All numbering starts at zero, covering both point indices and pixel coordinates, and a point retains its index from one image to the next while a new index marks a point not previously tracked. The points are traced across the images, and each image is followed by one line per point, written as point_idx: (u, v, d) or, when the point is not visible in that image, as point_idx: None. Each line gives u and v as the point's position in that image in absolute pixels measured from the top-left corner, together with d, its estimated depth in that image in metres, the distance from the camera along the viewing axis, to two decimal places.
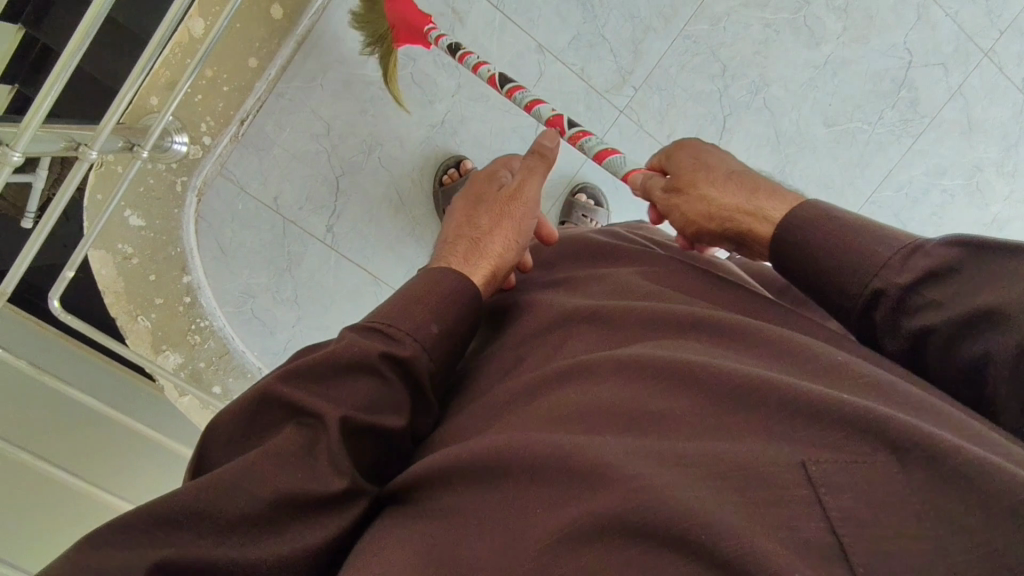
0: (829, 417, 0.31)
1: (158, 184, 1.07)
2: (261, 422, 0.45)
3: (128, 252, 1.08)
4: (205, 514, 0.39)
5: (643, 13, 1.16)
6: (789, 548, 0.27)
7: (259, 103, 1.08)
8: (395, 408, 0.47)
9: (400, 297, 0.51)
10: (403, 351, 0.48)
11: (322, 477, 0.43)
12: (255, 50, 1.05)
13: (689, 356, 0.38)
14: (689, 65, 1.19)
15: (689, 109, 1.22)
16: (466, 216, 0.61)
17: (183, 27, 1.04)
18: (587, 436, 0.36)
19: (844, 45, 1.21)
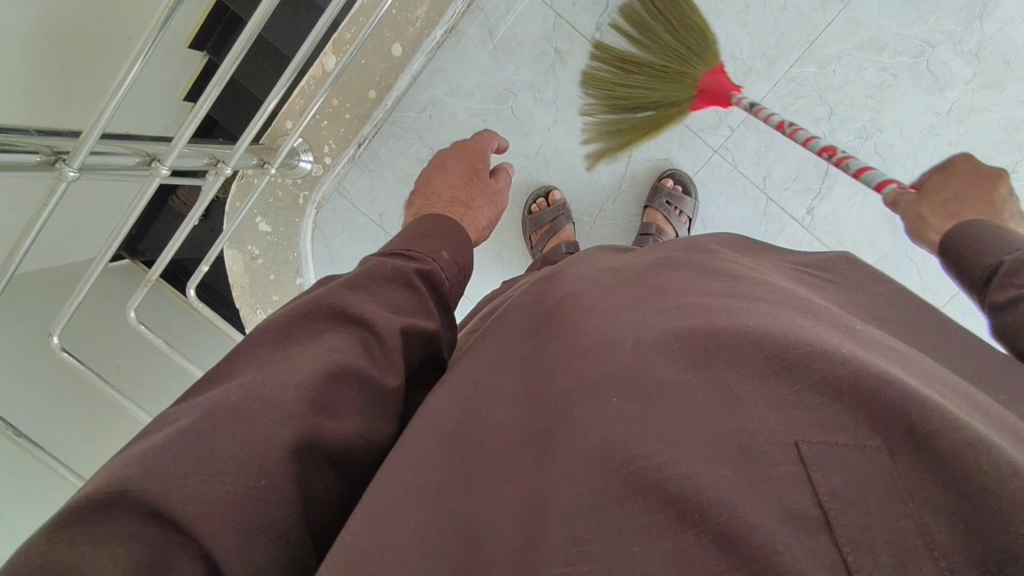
0: (841, 401, 0.31)
1: (285, 196, 1.24)
2: (306, 327, 0.49)
3: (255, 253, 1.27)
4: (290, 387, 0.43)
5: (747, 53, 1.15)
6: (776, 518, 0.27)
7: (376, 129, 1.23)
8: (428, 314, 0.56)
9: (404, 243, 0.62)
10: (425, 266, 0.59)
11: (378, 366, 0.49)
12: (376, 83, 1.16)
13: (710, 326, 0.39)
14: (791, 108, 1.17)
15: (790, 152, 1.20)
16: (461, 180, 0.87)
17: (318, 62, 1.14)
18: (595, 404, 0.37)
19: (973, 92, 1.12)
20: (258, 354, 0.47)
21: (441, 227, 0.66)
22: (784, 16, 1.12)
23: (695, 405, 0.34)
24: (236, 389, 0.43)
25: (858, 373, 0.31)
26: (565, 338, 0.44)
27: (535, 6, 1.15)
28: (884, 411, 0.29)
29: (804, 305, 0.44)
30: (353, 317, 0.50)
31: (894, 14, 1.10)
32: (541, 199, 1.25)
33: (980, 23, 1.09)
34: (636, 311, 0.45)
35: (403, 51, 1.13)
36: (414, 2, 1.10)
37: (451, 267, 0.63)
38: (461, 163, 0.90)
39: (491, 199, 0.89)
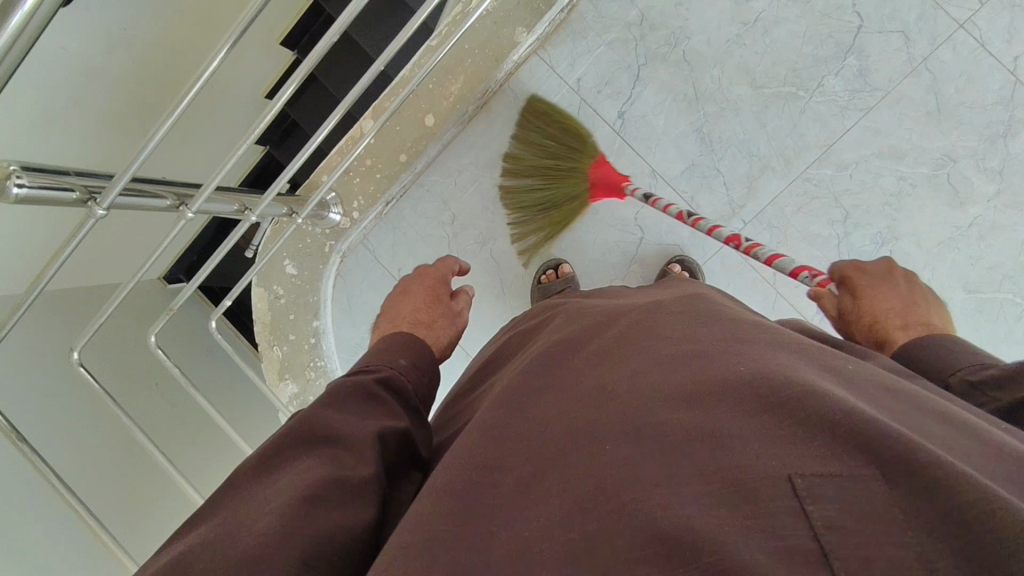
0: (826, 435, 0.32)
1: (313, 243, 1.30)
2: (284, 457, 0.53)
3: (279, 293, 1.33)
4: (267, 510, 0.47)
5: (763, 153, 1.20)
6: (774, 555, 0.28)
7: (404, 190, 1.29)
8: (397, 416, 0.61)
9: (366, 362, 0.68)
10: (382, 373, 0.64)
11: (353, 467, 0.52)
12: (407, 148, 1.22)
13: (697, 378, 0.41)
14: (807, 207, 1.20)
15: (802, 250, 1.22)
16: (423, 301, 0.89)
17: (359, 125, 1.20)
18: (594, 453, 0.38)
19: (995, 208, 1.15)
20: (248, 491, 0.51)
21: (394, 340, 0.72)
22: (803, 118, 1.17)
23: (690, 448, 0.35)
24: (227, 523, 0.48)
25: (842, 414, 0.33)
26: (559, 395, 0.46)
27: (562, 91, 1.22)
28: (865, 439, 0.31)
29: (793, 344, 0.46)
30: (322, 433, 0.55)
31: (914, 126, 1.14)
32: (551, 270, 1.25)
33: (1004, 142, 1.12)
34: (629, 361, 0.46)
35: (435, 121, 1.20)
36: (449, 79, 1.17)
37: (411, 370, 0.68)
38: (425, 287, 0.92)
39: (452, 320, 0.90)
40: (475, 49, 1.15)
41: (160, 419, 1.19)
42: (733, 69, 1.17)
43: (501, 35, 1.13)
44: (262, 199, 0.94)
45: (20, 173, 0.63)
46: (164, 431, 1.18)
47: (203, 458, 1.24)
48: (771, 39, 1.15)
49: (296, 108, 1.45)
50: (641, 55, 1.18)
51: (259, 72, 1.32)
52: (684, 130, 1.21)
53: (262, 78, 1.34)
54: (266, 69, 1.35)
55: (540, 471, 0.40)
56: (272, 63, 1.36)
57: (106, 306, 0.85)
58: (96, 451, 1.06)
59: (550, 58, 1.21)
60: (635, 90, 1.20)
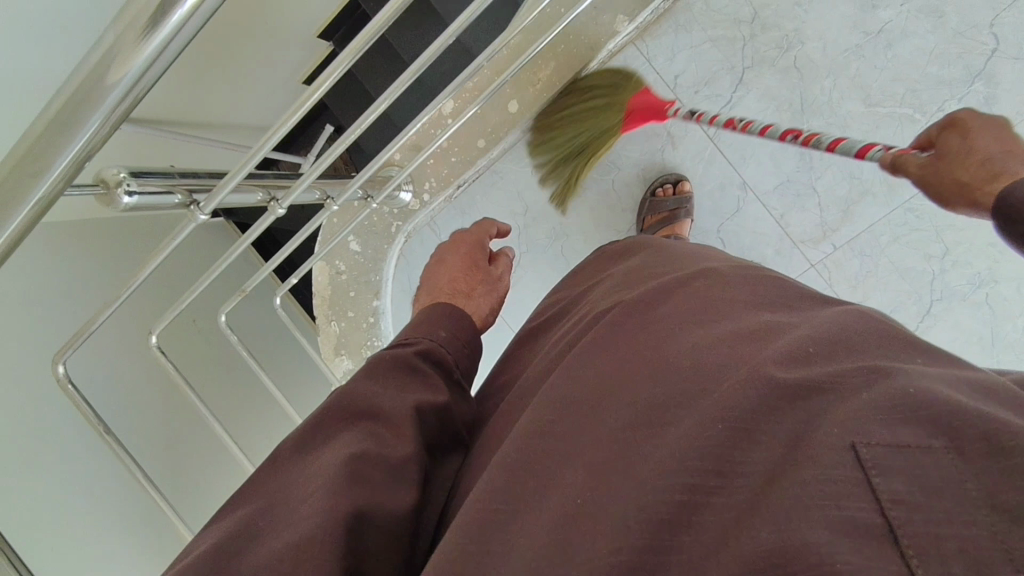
0: (900, 407, 0.32)
1: (380, 223, 1.32)
2: (321, 433, 0.53)
3: (341, 269, 1.36)
4: (307, 495, 0.47)
5: (866, 177, 1.16)
6: (835, 528, 0.29)
7: (477, 174, 1.29)
8: (438, 388, 0.59)
9: (404, 333, 0.65)
10: (422, 345, 0.61)
11: (393, 446, 0.51)
12: (485, 134, 1.23)
13: (751, 358, 0.40)
14: (904, 238, 1.16)
15: (892, 282, 1.18)
16: (464, 268, 0.88)
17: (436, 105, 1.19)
18: (649, 440, 0.38)
19: None
20: (289, 468, 0.51)
21: (437, 307, 0.68)
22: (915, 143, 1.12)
23: (749, 436, 0.35)
24: (260, 511, 0.48)
25: (911, 392, 0.32)
26: (608, 369, 0.46)
27: (658, 85, 1.20)
28: (937, 415, 0.31)
29: (858, 316, 0.43)
30: (361, 410, 0.54)
31: None
32: (668, 185, 1.22)
33: None
34: (687, 336, 0.46)
35: (518, 108, 1.19)
36: (539, 65, 1.16)
37: (453, 341, 0.64)
38: (461, 256, 0.90)
39: (492, 286, 0.88)
40: (574, 37, 1.13)
41: (221, 395, 1.21)
42: (847, 82, 1.12)
43: (599, 23, 1.11)
44: (349, 185, 0.94)
45: (131, 180, 0.60)
46: (221, 406, 1.20)
47: (255, 435, 1.27)
48: (894, 53, 1.09)
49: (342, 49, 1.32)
50: (747, 57, 1.15)
51: (307, 16, 1.20)
52: (782, 143, 1.17)
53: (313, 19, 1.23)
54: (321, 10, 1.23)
55: (592, 449, 0.40)
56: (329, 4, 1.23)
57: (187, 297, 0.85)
58: (158, 424, 1.08)
59: (648, 50, 1.19)
60: (736, 94, 1.16)
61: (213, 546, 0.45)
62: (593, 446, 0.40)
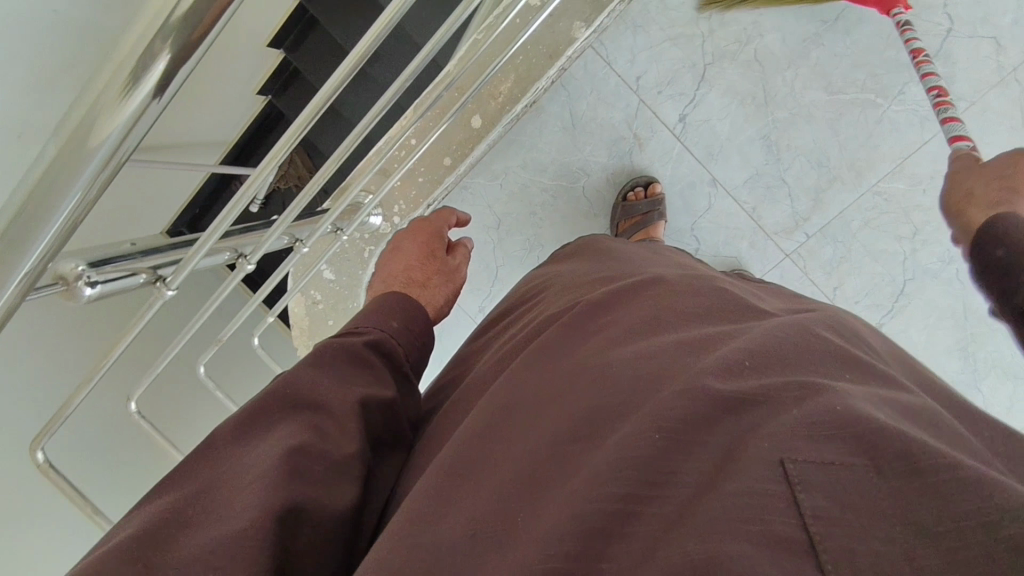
0: (829, 429, 0.33)
1: (353, 249, 1.31)
2: (262, 421, 0.52)
3: (317, 299, 1.37)
4: (243, 485, 0.46)
5: (834, 162, 1.16)
6: (758, 544, 0.29)
7: (446, 192, 1.29)
8: (384, 382, 0.60)
9: (355, 323, 0.65)
10: (372, 335, 0.62)
11: (336, 441, 0.51)
12: (452, 151, 1.23)
13: (700, 366, 0.41)
14: (875, 222, 1.18)
15: (866, 265, 1.20)
16: (418, 258, 0.86)
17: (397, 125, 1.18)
18: (590, 440, 0.39)
19: None
20: (223, 452, 0.50)
21: (393, 296, 0.69)
22: (879, 128, 1.13)
23: (682, 437, 0.36)
24: (192, 493, 0.46)
25: (835, 406, 0.35)
26: (560, 375, 0.47)
27: (620, 89, 1.20)
28: (865, 434, 0.33)
29: (794, 326, 0.45)
30: (305, 399, 0.54)
31: (998, 141, 1.09)
32: (639, 188, 1.23)
33: None
34: (634, 344, 0.47)
35: (482, 122, 1.20)
36: (499, 79, 1.16)
37: (404, 333, 0.65)
38: (418, 244, 0.89)
39: (447, 276, 0.88)
40: (531, 48, 1.13)
41: (182, 414, 1.18)
42: (808, 71, 1.13)
43: (557, 31, 1.10)
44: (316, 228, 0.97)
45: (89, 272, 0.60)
46: (181, 424, 1.18)
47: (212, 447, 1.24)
48: (853, 39, 1.10)
49: (300, 55, 1.33)
50: (708, 54, 1.15)
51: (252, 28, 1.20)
52: (749, 136, 1.18)
53: (264, 28, 1.23)
54: (270, 19, 1.24)
55: (533, 451, 0.41)
56: (277, 12, 1.24)
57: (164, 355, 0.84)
58: (116, 447, 1.06)
59: (606, 52, 1.18)
60: (700, 91, 1.17)
61: (138, 526, 0.43)
62: (531, 454, 0.41)
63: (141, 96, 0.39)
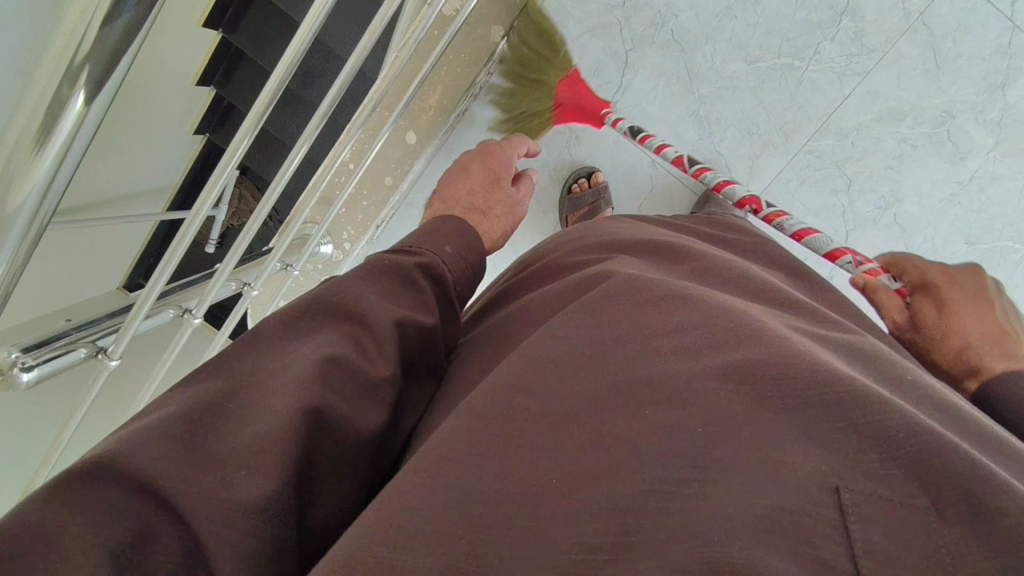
0: (894, 452, 0.33)
1: (308, 279, 1.32)
2: (306, 324, 0.52)
3: None
4: (280, 383, 0.46)
5: (761, 129, 1.20)
6: (802, 566, 0.30)
7: (393, 211, 1.28)
8: (427, 305, 0.60)
9: (409, 241, 0.67)
10: (424, 258, 0.63)
11: (371, 362, 0.51)
12: (392, 170, 1.22)
13: (759, 356, 0.41)
14: (809, 180, 1.22)
15: (809, 222, 1.25)
16: (483, 186, 0.86)
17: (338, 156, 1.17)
18: (633, 414, 0.39)
19: (995, 160, 1.16)
20: (266, 346, 0.50)
21: (444, 223, 0.70)
22: (800, 89, 1.17)
23: (733, 433, 0.36)
24: (232, 385, 0.46)
25: (898, 419, 0.34)
26: (613, 323, 0.48)
27: None
28: (930, 469, 0.32)
29: (845, 344, 0.46)
30: (348, 310, 0.53)
31: (913, 86, 1.13)
32: (583, 179, 1.24)
33: (1002, 93, 1.12)
34: (675, 313, 0.47)
35: (417, 138, 1.19)
36: (427, 92, 1.16)
37: (455, 260, 0.66)
38: (484, 168, 0.90)
39: (509, 208, 0.87)
40: (454, 60, 1.14)
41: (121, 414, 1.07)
42: (725, 45, 1.15)
43: (477, 37, 1.12)
44: (265, 265, 0.93)
45: (25, 357, 0.57)
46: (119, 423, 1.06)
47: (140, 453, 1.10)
48: (762, 8, 1.12)
49: (231, 89, 1.30)
50: (627, 40, 1.16)
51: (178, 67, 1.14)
52: (680, 115, 1.21)
53: (188, 66, 1.17)
54: (191, 54, 1.18)
55: (580, 408, 0.41)
56: (197, 46, 1.18)
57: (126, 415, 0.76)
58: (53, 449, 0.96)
59: None
60: (625, 78, 1.19)
61: (183, 402, 0.43)
62: (578, 412, 0.41)
63: (56, 145, 0.37)
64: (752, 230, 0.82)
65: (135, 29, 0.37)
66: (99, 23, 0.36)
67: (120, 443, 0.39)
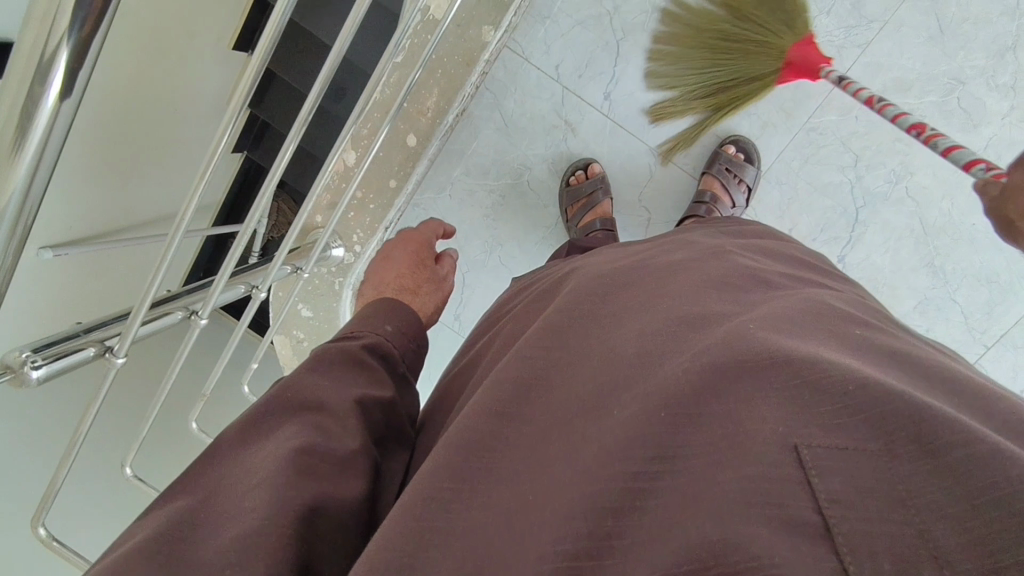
0: (842, 398, 0.32)
1: (322, 283, 1.24)
2: (266, 424, 0.51)
3: (301, 337, 1.25)
4: (248, 487, 0.45)
5: (762, 110, 1.18)
6: (777, 532, 0.28)
7: (400, 213, 1.25)
8: (382, 382, 0.59)
9: (350, 326, 0.64)
10: (368, 338, 0.61)
11: (340, 440, 0.50)
12: (395, 173, 1.18)
13: (722, 331, 0.40)
14: (814, 158, 1.19)
15: (815, 202, 1.21)
16: (407, 266, 0.85)
17: (340, 159, 1.11)
18: (596, 416, 0.39)
19: (1012, 125, 1.11)
20: (229, 454, 0.49)
21: (381, 301, 0.67)
22: None
23: (689, 404, 0.35)
24: (200, 501, 0.45)
25: (850, 377, 0.32)
26: (582, 337, 0.47)
27: (542, 81, 1.19)
28: (882, 413, 0.30)
29: (810, 302, 0.46)
30: (305, 400, 0.52)
31: (918, 55, 1.10)
32: (579, 171, 1.23)
33: (1014, 54, 1.08)
34: (647, 312, 0.47)
35: (417, 140, 1.15)
36: (423, 94, 1.11)
37: (401, 335, 0.64)
38: (406, 253, 0.88)
39: (438, 284, 0.86)
40: (445, 56, 1.08)
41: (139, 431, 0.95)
42: None
43: (467, 38, 1.07)
44: (269, 266, 0.82)
45: (35, 356, 0.55)
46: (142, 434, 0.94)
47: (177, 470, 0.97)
48: None
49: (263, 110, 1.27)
50: (618, 30, 1.15)
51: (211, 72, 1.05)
52: None
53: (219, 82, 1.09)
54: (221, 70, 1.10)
55: (545, 430, 0.40)
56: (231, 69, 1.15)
57: (143, 425, 0.73)
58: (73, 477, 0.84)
59: (523, 49, 1.18)
60: (617, 68, 1.17)
61: (151, 533, 0.42)
62: (542, 439, 0.40)
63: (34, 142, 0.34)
64: (745, 223, 0.80)
65: (103, 19, 0.33)
66: (63, 29, 0.32)
67: None
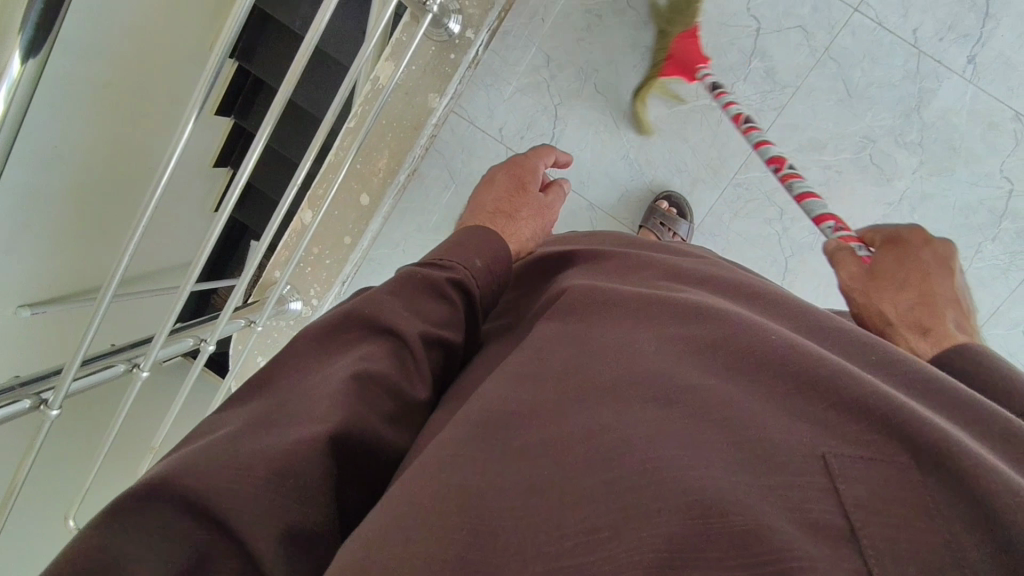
0: (870, 417, 0.34)
1: (279, 338, 1.22)
2: (341, 339, 0.51)
3: None
4: (314, 400, 0.45)
5: (691, 166, 1.25)
6: (799, 528, 0.30)
7: (355, 268, 1.26)
8: (456, 321, 0.58)
9: (439, 252, 0.64)
10: (457, 273, 0.59)
11: (403, 377, 0.50)
12: (350, 230, 1.17)
13: (747, 340, 0.42)
14: (743, 211, 1.26)
15: (746, 251, 1.28)
16: (507, 194, 0.84)
17: (297, 218, 1.11)
18: (614, 415, 0.38)
19: (922, 178, 1.21)
20: (299, 360, 0.50)
21: (478, 234, 0.66)
22: (722, 126, 1.22)
23: (719, 415, 0.36)
24: (275, 402, 0.46)
25: (879, 394, 0.34)
26: (588, 329, 0.48)
27: (487, 142, 1.24)
28: (915, 431, 0.32)
29: (811, 315, 0.49)
30: (381, 323, 0.52)
31: (829, 114, 1.20)
32: None
33: (918, 114, 1.17)
34: (659, 318, 0.48)
35: (370, 200, 1.15)
36: (374, 156, 1.13)
37: (485, 273, 0.63)
38: (510, 174, 0.87)
39: (538, 211, 0.84)
40: (389, 124, 1.11)
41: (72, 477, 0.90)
42: None
43: (415, 106, 1.10)
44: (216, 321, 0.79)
45: None
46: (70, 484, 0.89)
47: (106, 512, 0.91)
48: None
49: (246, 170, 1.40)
50: (555, 95, 1.21)
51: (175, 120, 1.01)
52: (612, 159, 1.26)
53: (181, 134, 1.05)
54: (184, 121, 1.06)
55: (563, 407, 0.40)
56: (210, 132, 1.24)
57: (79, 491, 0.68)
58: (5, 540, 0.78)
59: (468, 114, 1.23)
60: (557, 129, 1.23)
61: (226, 431, 0.42)
62: (570, 404, 0.40)
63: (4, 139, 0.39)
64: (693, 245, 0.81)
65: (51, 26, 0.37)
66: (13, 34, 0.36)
67: (175, 462, 0.39)
